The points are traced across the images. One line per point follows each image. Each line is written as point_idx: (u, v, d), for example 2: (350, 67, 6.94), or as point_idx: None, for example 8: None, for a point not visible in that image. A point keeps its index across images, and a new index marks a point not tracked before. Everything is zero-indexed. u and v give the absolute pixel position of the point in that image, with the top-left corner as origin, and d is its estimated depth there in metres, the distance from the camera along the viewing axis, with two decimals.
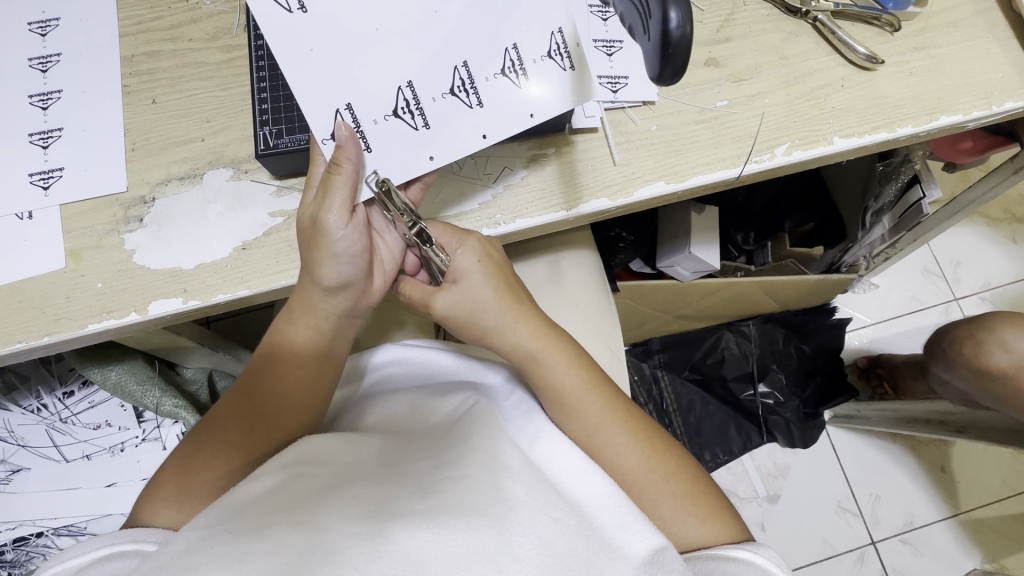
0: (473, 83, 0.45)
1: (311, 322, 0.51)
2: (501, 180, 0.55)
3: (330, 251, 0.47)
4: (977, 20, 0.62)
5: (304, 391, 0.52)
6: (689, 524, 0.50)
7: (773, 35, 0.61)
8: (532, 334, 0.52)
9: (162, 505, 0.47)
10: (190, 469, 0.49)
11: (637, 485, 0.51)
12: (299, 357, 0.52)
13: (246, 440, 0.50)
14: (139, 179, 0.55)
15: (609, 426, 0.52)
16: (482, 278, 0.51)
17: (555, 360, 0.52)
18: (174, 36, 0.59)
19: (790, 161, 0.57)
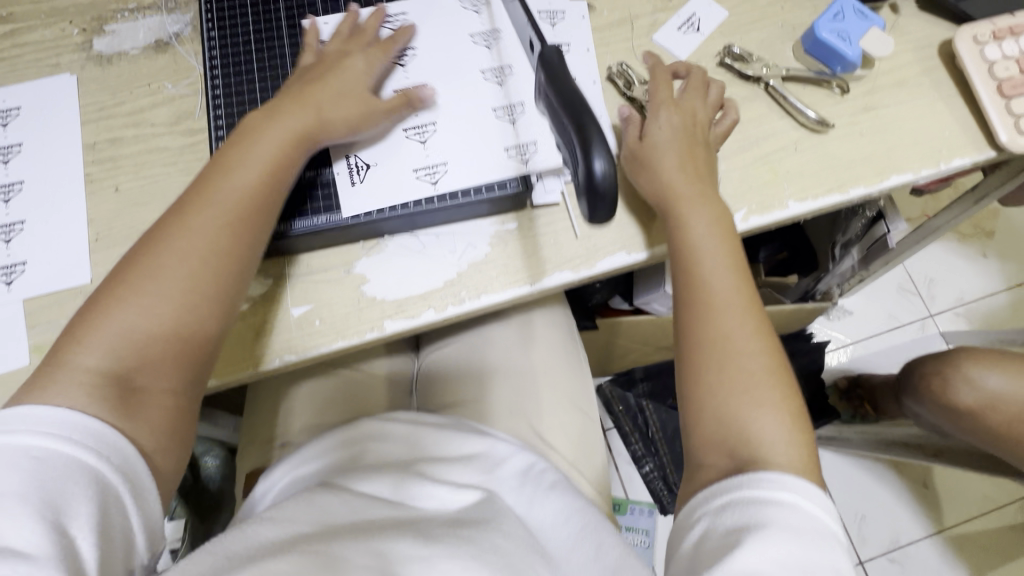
0: (496, 46, 0.61)
1: (256, 168, 0.52)
2: (465, 257, 0.56)
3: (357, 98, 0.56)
4: (922, 79, 0.64)
5: (244, 211, 0.50)
6: (775, 436, 0.47)
7: (727, 100, 0.62)
8: (721, 250, 0.53)
9: (88, 338, 0.45)
10: (114, 301, 0.47)
11: (722, 346, 0.51)
12: (238, 176, 0.51)
13: (190, 232, 0.49)
14: (104, 269, 0.55)
15: (706, 328, 0.51)
16: (675, 168, 0.55)
17: (720, 257, 0.53)
18: (137, 121, 0.59)
19: (747, 227, 0.58)
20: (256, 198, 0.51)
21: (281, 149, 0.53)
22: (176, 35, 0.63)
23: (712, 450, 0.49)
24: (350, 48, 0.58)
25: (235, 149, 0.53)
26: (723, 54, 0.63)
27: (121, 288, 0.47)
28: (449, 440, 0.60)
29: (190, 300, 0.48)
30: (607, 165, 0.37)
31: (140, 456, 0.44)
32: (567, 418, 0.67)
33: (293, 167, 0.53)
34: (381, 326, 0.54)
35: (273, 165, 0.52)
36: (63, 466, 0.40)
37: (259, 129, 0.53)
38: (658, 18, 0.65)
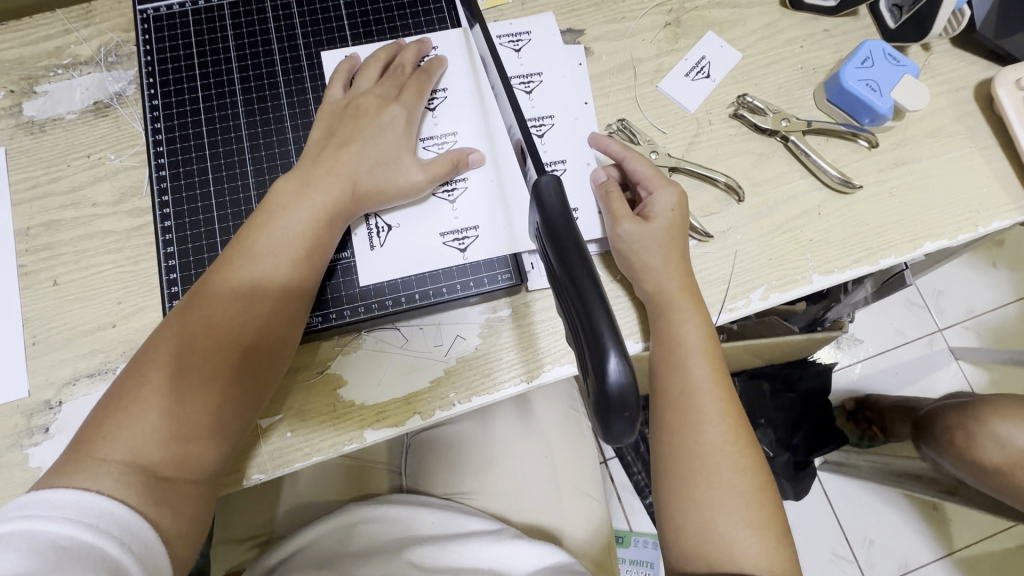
0: (530, 94, 0.56)
1: (269, 236, 0.45)
2: (452, 352, 0.50)
3: (402, 163, 0.49)
4: (957, 127, 0.57)
5: (283, 288, 0.45)
6: (754, 555, 0.43)
7: (742, 158, 0.56)
8: (707, 349, 0.47)
9: (121, 426, 0.40)
10: (147, 385, 0.41)
11: (704, 455, 0.45)
12: (274, 246, 0.45)
13: (224, 299, 0.44)
14: (44, 379, 0.48)
15: (689, 434, 0.46)
16: (657, 252, 0.48)
17: (706, 356, 0.47)
18: (76, 200, 0.52)
19: (767, 305, 0.52)
20: (291, 280, 0.45)
21: (317, 219, 0.46)
22: (118, 95, 0.55)
23: (691, 564, 0.44)
24: (388, 95, 0.51)
25: (258, 220, 0.46)
26: (738, 105, 0.57)
27: (151, 369, 0.42)
28: (453, 522, 0.58)
29: (221, 387, 0.42)
30: (631, 374, 0.28)
31: (162, 546, 0.39)
32: (569, 506, 0.64)
33: (327, 245, 0.47)
34: (361, 437, 0.48)
35: (301, 240, 0.46)
36: (86, 559, 0.35)
37: (285, 193, 0.47)
38: (664, 62, 0.58)
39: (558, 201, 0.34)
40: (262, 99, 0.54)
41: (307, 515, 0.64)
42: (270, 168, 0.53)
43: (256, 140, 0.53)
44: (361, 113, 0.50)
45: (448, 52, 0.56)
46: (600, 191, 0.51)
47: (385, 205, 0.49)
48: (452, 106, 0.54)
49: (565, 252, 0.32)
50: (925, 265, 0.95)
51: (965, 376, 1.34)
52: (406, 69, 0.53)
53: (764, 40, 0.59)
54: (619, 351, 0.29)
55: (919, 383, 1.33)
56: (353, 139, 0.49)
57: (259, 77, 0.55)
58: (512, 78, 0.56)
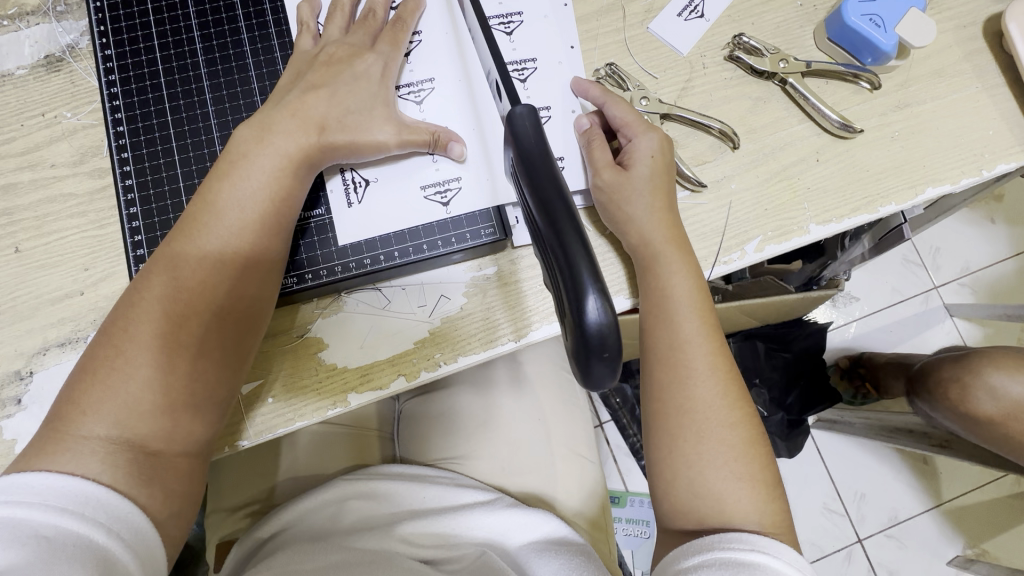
0: (510, 36, 0.52)
1: (234, 199, 0.43)
2: (437, 312, 0.48)
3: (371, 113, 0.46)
4: (964, 66, 0.54)
5: (258, 251, 0.43)
6: (747, 510, 0.42)
7: (738, 103, 0.53)
8: (697, 303, 0.46)
9: (96, 403, 0.39)
10: (121, 358, 0.40)
11: (693, 410, 0.44)
12: (245, 207, 0.43)
13: (187, 266, 0.41)
14: (12, 350, 0.46)
15: (677, 387, 0.45)
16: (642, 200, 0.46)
17: (696, 310, 0.45)
18: (33, 162, 0.49)
19: (762, 257, 0.51)
20: (265, 242, 0.43)
21: (288, 179, 0.44)
22: (71, 47, 0.51)
23: (677, 517, 0.44)
24: (360, 43, 0.48)
25: (223, 182, 0.43)
26: (734, 46, 0.53)
27: (123, 341, 0.40)
28: (443, 494, 0.58)
29: (200, 355, 0.41)
30: (611, 314, 0.27)
31: (153, 528, 0.38)
32: (563, 468, 0.63)
33: (297, 201, 0.45)
34: (345, 400, 0.47)
35: (273, 199, 0.43)
36: (73, 549, 0.34)
37: (249, 148, 0.44)
38: (655, 1, 0.54)
39: (535, 136, 0.31)
40: (224, 47, 0.50)
41: (298, 481, 0.64)
42: (236, 121, 0.49)
43: (219, 91, 0.50)
44: (328, 60, 0.47)
45: None
46: (583, 138, 0.49)
47: (360, 158, 0.47)
48: (428, 51, 0.50)
49: (542, 188, 0.29)
50: (924, 220, 0.94)
51: (959, 333, 1.34)
52: (376, 13, 0.49)
53: None
54: (598, 290, 0.27)
55: (913, 340, 1.33)
56: (324, 85, 0.46)
57: (219, 24, 0.51)
58: (491, 18, 0.52)
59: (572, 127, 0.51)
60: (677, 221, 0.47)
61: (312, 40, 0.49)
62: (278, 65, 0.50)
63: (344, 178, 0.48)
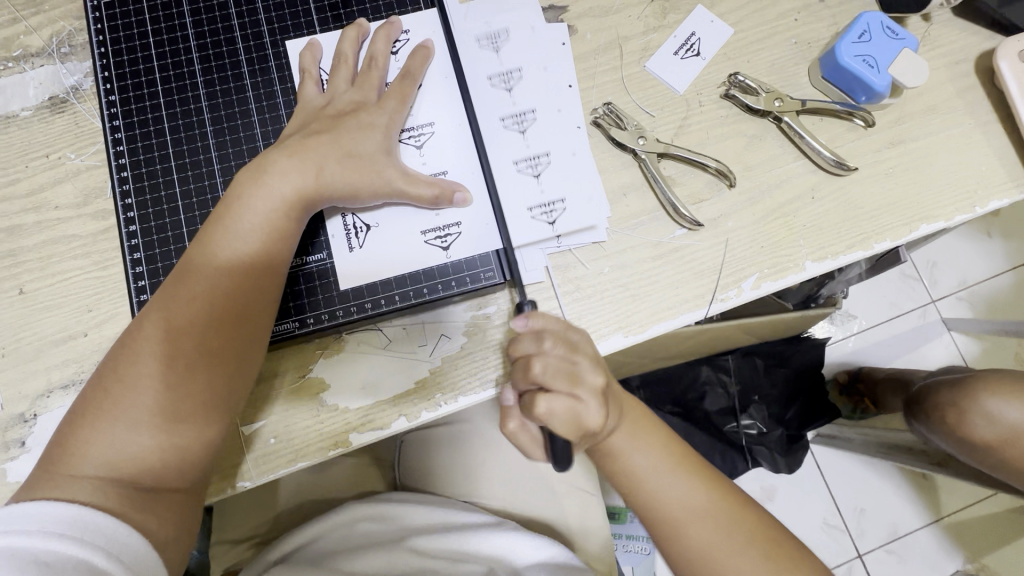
0: (510, 82, 0.52)
1: (230, 236, 0.43)
2: (437, 352, 0.49)
3: (370, 163, 0.47)
4: (956, 103, 0.55)
5: (251, 288, 0.43)
6: None
7: (734, 140, 0.53)
8: (659, 449, 0.47)
9: (93, 439, 0.40)
10: (114, 399, 0.40)
11: (705, 550, 0.45)
12: (233, 240, 0.43)
13: (178, 306, 0.42)
14: (16, 392, 0.47)
15: (684, 540, 0.45)
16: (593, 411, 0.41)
17: (670, 470, 0.46)
18: (37, 204, 0.50)
19: (759, 294, 0.51)
20: (260, 279, 0.44)
21: (279, 211, 0.44)
22: (75, 89, 0.52)
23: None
24: (365, 95, 0.49)
25: (217, 220, 0.44)
26: (729, 84, 0.54)
27: (119, 377, 0.41)
28: (442, 514, 0.59)
29: (188, 391, 0.41)
30: None
31: (152, 550, 0.39)
32: (564, 498, 0.64)
33: (293, 238, 0.45)
34: (346, 441, 0.47)
35: (272, 238, 0.44)
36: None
37: (240, 185, 0.45)
38: (651, 40, 0.55)
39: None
40: (226, 91, 0.51)
41: (299, 511, 0.64)
42: (238, 164, 0.50)
43: (221, 135, 0.50)
44: (332, 113, 0.48)
45: (424, 35, 0.52)
46: None
47: (360, 204, 0.47)
48: (428, 94, 0.51)
49: None
50: (920, 240, 0.94)
51: (957, 348, 1.34)
52: (377, 60, 0.50)
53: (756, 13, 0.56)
54: None
55: (911, 355, 1.34)
56: (326, 133, 0.47)
57: (222, 67, 0.52)
58: (489, 76, 0.52)
59: (573, 173, 0.52)
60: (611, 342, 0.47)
61: (317, 92, 0.50)
62: (280, 108, 0.51)
63: (345, 223, 0.49)
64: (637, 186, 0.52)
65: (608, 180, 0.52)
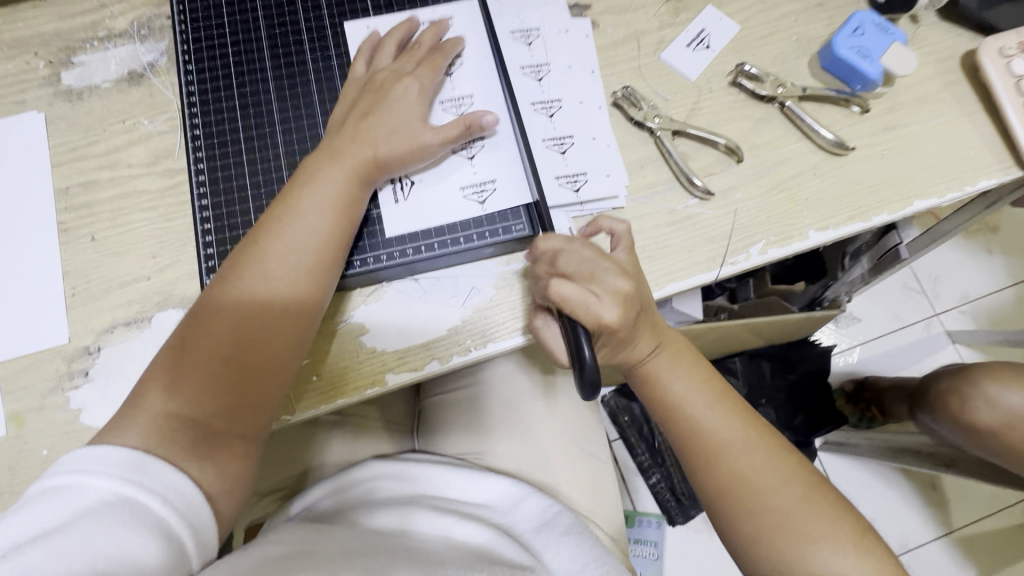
0: (541, 68, 0.58)
1: (301, 204, 0.48)
2: (469, 302, 0.53)
3: (416, 128, 0.52)
4: (945, 94, 0.60)
5: (320, 252, 0.48)
6: (824, 522, 0.44)
7: (741, 122, 0.59)
8: (678, 362, 0.50)
9: (172, 384, 0.44)
10: (205, 339, 0.45)
11: (735, 455, 0.47)
12: (311, 214, 0.48)
13: (254, 267, 0.47)
14: (82, 327, 0.51)
15: (711, 453, 0.48)
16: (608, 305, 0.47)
17: (684, 373, 0.50)
18: (111, 162, 0.55)
19: (766, 259, 0.55)
20: (326, 241, 0.48)
21: (349, 189, 0.50)
22: (151, 64, 0.58)
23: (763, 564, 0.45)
24: (403, 68, 0.54)
25: (296, 193, 0.49)
26: (737, 73, 0.60)
27: (198, 330, 0.45)
28: (475, 484, 0.61)
29: (265, 346, 0.46)
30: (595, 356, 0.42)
31: (202, 506, 0.41)
32: (581, 465, 0.65)
33: (357, 207, 0.50)
34: (383, 381, 0.51)
35: (337, 203, 0.49)
36: (132, 513, 0.37)
37: (318, 162, 0.50)
38: (666, 34, 0.61)
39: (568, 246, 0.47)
40: (289, 66, 0.57)
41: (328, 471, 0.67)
42: (297, 129, 0.55)
43: (283, 104, 0.56)
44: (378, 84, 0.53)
45: (466, 22, 0.59)
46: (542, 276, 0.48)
47: (408, 167, 0.52)
48: (468, 73, 0.57)
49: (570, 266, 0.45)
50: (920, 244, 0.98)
51: (962, 359, 1.36)
52: (421, 44, 0.56)
53: (761, 13, 0.62)
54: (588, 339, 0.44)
55: (916, 365, 1.36)
56: (373, 107, 0.52)
57: (286, 44, 0.57)
58: (522, 67, 0.58)
59: (596, 151, 0.56)
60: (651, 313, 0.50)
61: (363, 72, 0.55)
62: (337, 82, 0.57)
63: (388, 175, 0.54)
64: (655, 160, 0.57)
65: (626, 154, 0.57)
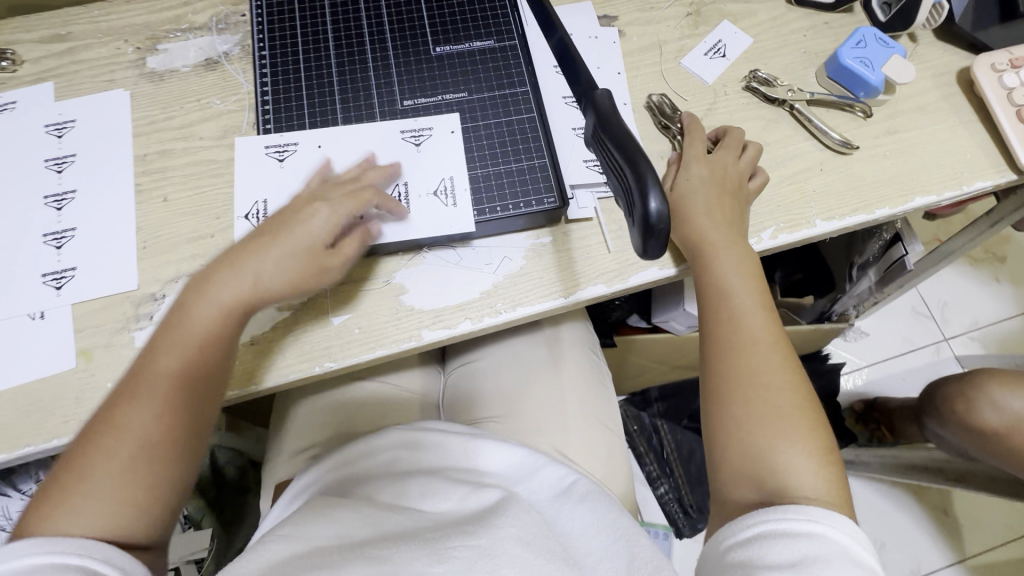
0: None
1: (185, 321, 0.48)
2: (500, 270, 0.57)
3: (279, 240, 0.50)
4: (942, 104, 0.66)
5: (165, 369, 0.46)
6: (806, 460, 0.46)
7: (754, 122, 0.64)
8: (739, 257, 0.54)
9: (92, 489, 0.42)
10: (103, 452, 0.43)
11: (754, 359, 0.50)
12: (194, 325, 0.48)
13: (145, 377, 0.46)
14: (151, 276, 0.56)
15: (736, 346, 0.51)
16: (711, 188, 0.57)
17: (742, 273, 0.54)
18: (185, 135, 0.62)
19: (776, 244, 0.60)
20: (184, 365, 0.47)
21: (223, 320, 0.49)
22: (226, 53, 0.65)
23: (737, 485, 0.47)
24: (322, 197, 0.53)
25: (183, 312, 0.48)
26: (750, 79, 0.66)
27: (107, 441, 0.43)
28: (482, 454, 0.61)
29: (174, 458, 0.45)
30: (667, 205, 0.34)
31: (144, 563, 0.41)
32: (596, 441, 0.68)
33: (227, 327, 0.49)
34: (419, 336, 0.55)
35: (204, 334, 0.48)
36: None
37: (226, 282, 0.49)
38: (685, 44, 0.68)
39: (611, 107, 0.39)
40: (351, 48, 0.62)
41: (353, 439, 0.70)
42: (354, 100, 0.60)
43: (344, 76, 0.61)
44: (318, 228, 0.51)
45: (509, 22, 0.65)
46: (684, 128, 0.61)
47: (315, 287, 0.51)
48: None
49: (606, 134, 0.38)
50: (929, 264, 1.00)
51: None
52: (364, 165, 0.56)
53: (772, 29, 0.69)
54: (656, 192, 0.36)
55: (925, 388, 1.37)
56: (288, 225, 0.51)
57: (351, 32, 0.63)
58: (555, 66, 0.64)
59: None
60: (736, 223, 0.57)
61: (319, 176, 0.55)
62: (392, 63, 0.61)
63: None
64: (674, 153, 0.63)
65: (648, 146, 0.63)
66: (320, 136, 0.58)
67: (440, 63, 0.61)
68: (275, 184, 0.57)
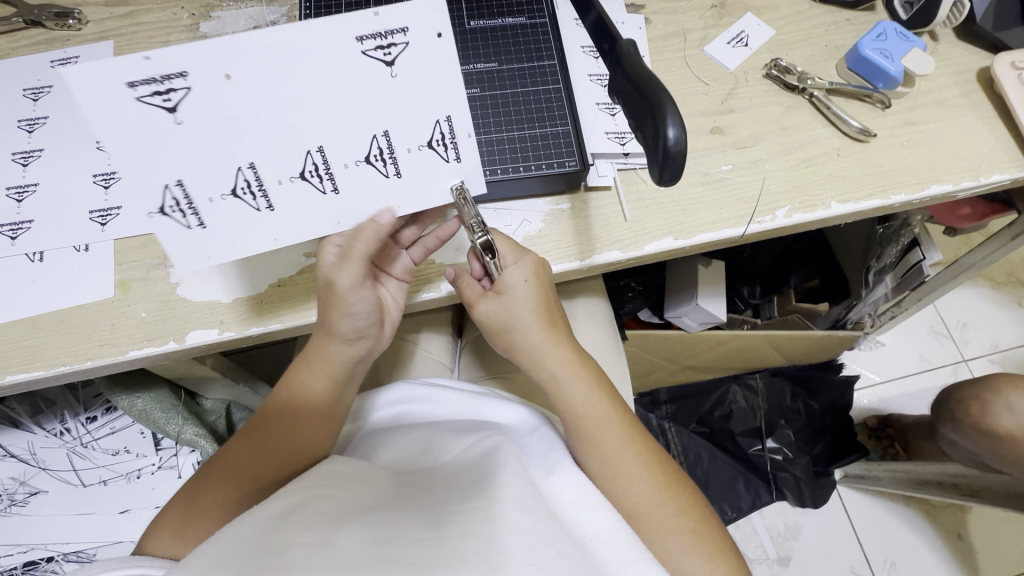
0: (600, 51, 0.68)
1: (328, 373, 0.55)
2: (520, 231, 0.60)
3: (346, 310, 0.53)
4: (962, 100, 0.67)
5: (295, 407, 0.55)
6: (693, 561, 0.49)
7: (774, 108, 0.66)
8: (581, 375, 0.55)
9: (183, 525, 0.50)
10: (211, 490, 0.52)
11: (624, 477, 0.52)
12: (295, 437, 0.54)
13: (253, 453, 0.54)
14: None
15: (609, 474, 0.52)
16: (527, 302, 0.54)
17: (594, 398, 0.54)
18: None
19: (790, 222, 0.61)
20: (319, 405, 0.56)
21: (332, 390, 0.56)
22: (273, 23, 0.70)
23: None
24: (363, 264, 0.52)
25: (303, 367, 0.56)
26: (771, 67, 0.68)
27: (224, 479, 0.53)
28: (486, 408, 0.58)
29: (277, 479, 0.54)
30: (683, 136, 0.41)
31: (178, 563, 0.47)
32: None
33: (339, 391, 0.57)
34: (438, 287, 0.60)
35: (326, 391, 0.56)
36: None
37: (343, 332, 0.54)
38: (709, 33, 0.70)
39: (632, 49, 0.45)
40: None
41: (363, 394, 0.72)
42: None
43: None
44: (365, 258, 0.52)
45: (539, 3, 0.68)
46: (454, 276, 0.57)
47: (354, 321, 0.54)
48: None
49: (624, 74, 0.44)
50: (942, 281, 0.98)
51: None
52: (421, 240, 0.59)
53: (794, 23, 0.71)
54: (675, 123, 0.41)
55: None
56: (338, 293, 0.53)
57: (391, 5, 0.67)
58: (582, 47, 0.68)
59: None
60: (567, 335, 0.57)
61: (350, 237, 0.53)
62: None
63: (241, 178, 0.46)
64: (693, 132, 0.65)
65: None
66: (228, 61, 0.42)
67: (473, 34, 0.64)
68: (188, 158, 0.44)
